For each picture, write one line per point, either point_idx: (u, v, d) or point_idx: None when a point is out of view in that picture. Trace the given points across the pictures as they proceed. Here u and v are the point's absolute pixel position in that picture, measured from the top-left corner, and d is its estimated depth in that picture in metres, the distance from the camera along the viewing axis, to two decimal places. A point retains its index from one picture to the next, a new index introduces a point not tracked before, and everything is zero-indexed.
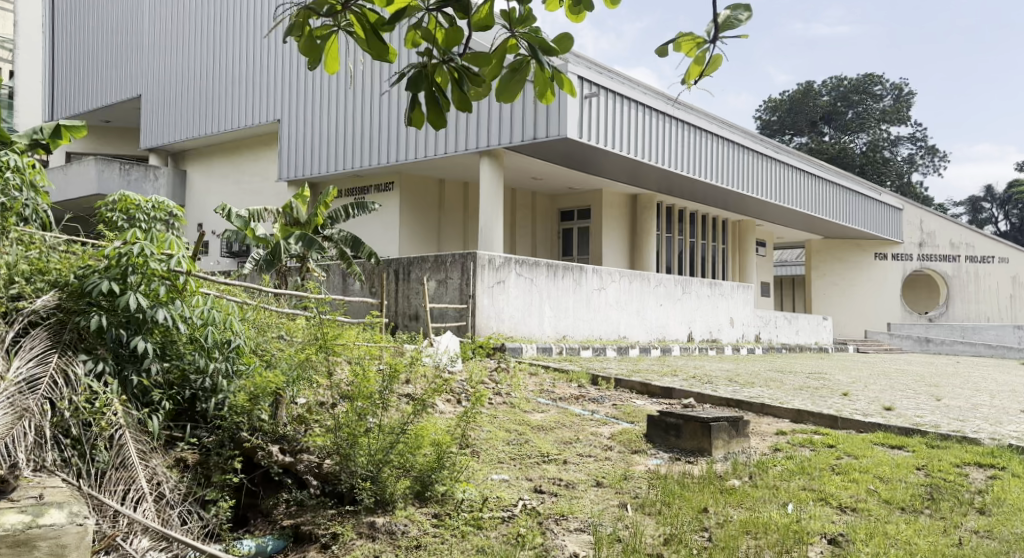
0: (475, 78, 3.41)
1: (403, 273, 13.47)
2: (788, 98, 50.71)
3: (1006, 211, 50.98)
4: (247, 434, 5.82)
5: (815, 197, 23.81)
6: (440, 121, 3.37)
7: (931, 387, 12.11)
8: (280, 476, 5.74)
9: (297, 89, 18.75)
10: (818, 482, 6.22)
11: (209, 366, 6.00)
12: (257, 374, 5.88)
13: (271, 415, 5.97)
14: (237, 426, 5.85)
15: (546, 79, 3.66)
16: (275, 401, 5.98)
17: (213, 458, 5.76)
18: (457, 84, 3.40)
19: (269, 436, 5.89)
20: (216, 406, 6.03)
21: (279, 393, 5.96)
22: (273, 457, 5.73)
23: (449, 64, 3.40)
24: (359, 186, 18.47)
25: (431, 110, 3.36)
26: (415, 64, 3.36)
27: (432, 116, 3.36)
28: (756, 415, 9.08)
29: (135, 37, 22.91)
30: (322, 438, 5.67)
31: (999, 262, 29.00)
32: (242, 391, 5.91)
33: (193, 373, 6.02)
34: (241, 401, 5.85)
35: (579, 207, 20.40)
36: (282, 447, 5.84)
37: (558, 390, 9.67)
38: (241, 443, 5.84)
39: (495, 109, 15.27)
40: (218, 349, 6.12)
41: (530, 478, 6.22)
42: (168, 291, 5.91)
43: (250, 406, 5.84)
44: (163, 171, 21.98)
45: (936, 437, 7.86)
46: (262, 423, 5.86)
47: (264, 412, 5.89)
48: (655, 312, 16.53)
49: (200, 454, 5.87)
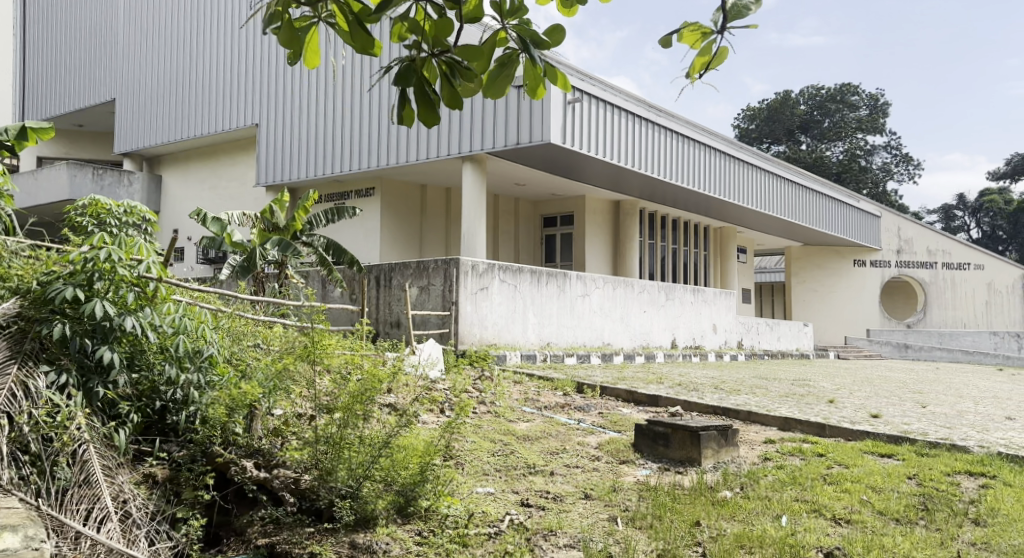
0: (466, 72, 3.24)
1: (384, 279, 13.25)
2: (766, 106, 51.06)
3: (978, 219, 51.60)
4: (219, 449, 5.65)
5: (795, 204, 23.86)
6: (433, 118, 3.17)
7: (914, 394, 12.06)
8: (254, 493, 5.56)
9: (275, 92, 18.49)
10: (811, 493, 6.08)
11: (181, 378, 5.73)
12: (232, 386, 5.64)
13: (246, 429, 5.83)
14: (208, 440, 5.68)
15: (537, 73, 3.48)
16: (250, 413, 5.84)
17: (182, 475, 5.57)
18: (447, 78, 3.24)
19: (243, 450, 5.75)
20: (187, 419, 5.83)
21: (256, 403, 5.80)
22: (247, 472, 5.56)
23: (439, 58, 3.24)
24: (339, 192, 18.25)
25: (422, 108, 3.16)
26: (402, 57, 3.21)
27: (425, 114, 3.16)
28: (743, 423, 8.96)
29: (109, 39, 22.54)
30: (300, 452, 5.45)
31: (975, 268, 29.24)
32: (216, 403, 5.69)
33: (163, 385, 5.77)
34: (216, 415, 5.67)
35: (562, 213, 20.28)
36: (257, 463, 5.68)
37: (544, 398, 9.50)
38: (212, 458, 5.67)
39: (477, 114, 15.12)
40: (190, 359, 5.83)
41: (517, 491, 6.05)
42: (137, 298, 5.68)
43: (225, 419, 5.65)
44: (138, 176, 21.54)
45: (925, 446, 7.76)
46: (236, 437, 5.71)
47: (239, 425, 5.72)
48: (639, 319, 16.42)
49: (170, 470, 5.64)
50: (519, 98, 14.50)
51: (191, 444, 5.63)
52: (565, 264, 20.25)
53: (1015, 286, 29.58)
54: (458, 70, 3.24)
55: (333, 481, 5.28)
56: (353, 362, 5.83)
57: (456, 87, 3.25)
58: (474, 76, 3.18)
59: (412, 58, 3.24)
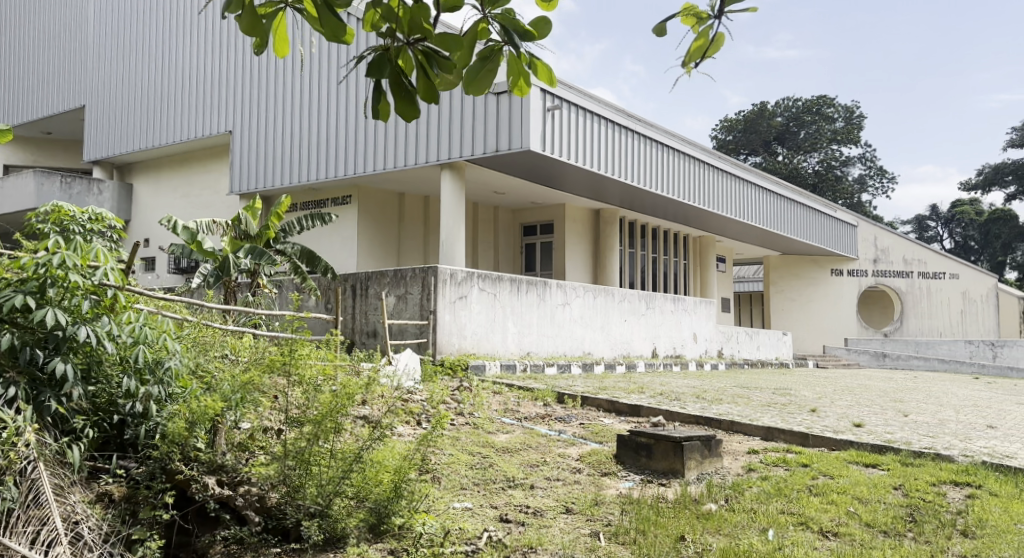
0: (445, 62, 3.07)
1: (360, 288, 13.01)
2: (743, 118, 51.35)
3: (951, 230, 52.31)
4: (179, 465, 5.31)
5: (773, 213, 23.91)
6: (409, 110, 3.02)
7: (895, 403, 11.99)
8: (216, 511, 5.26)
9: (250, 99, 18.23)
10: (798, 505, 5.93)
11: (140, 390, 5.48)
12: (193, 399, 5.36)
13: (209, 443, 5.52)
14: (169, 456, 5.32)
15: (520, 65, 3.36)
16: (212, 426, 5.52)
17: (141, 493, 5.25)
18: (424, 68, 3.06)
19: (206, 466, 5.38)
20: (147, 434, 5.57)
21: (219, 412, 5.48)
22: (209, 490, 5.24)
23: (415, 46, 3.07)
24: (315, 200, 18.00)
25: (399, 101, 3.00)
26: (375, 47, 3.04)
27: (401, 106, 3.00)
28: (726, 433, 8.82)
29: (79, 45, 22.20)
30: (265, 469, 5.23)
31: (950, 278, 29.53)
32: (176, 417, 5.42)
33: (121, 398, 5.53)
34: (175, 429, 5.28)
35: (542, 222, 20.15)
36: (220, 479, 5.37)
37: (524, 409, 9.30)
38: (172, 474, 5.34)
39: (455, 122, 14.95)
40: (150, 371, 5.60)
41: (496, 506, 5.85)
42: (95, 307, 5.47)
43: (187, 433, 5.31)
44: (107, 184, 21.16)
45: (909, 455, 7.64)
46: (198, 453, 5.37)
47: (201, 440, 5.41)
48: (619, 328, 16.29)
49: (127, 487, 5.34)
50: (498, 104, 14.36)
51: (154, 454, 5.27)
52: (544, 273, 20.09)
53: (989, 294, 29.82)
54: (435, 60, 3.06)
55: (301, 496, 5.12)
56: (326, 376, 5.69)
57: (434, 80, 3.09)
58: (452, 66, 3.03)
59: (386, 48, 3.06)
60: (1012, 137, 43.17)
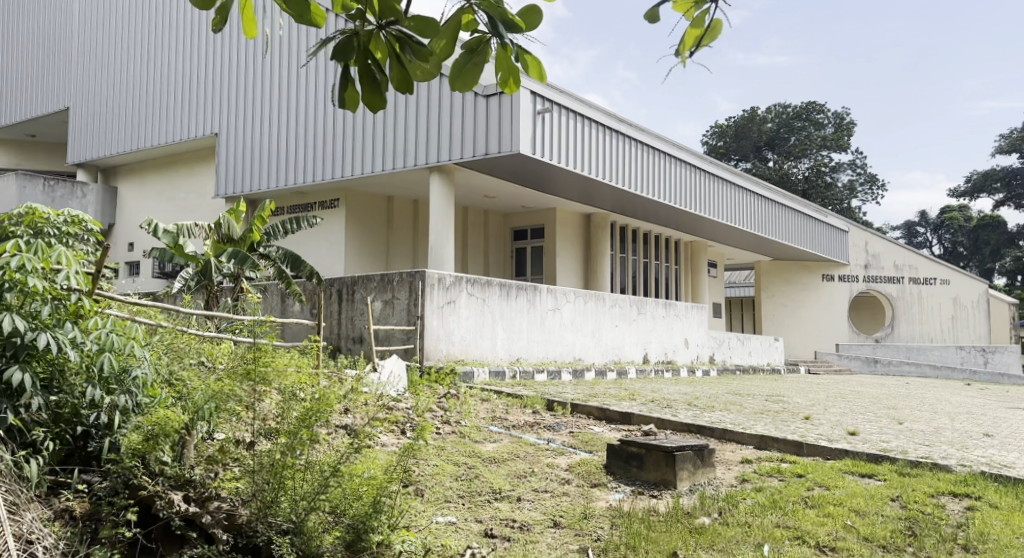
0: (418, 48, 2.94)
1: (346, 293, 12.77)
2: (733, 123, 51.35)
3: (940, 236, 52.45)
4: (143, 481, 5.09)
5: (764, 218, 23.79)
6: (378, 101, 2.98)
7: (889, 410, 11.83)
8: (182, 529, 4.96)
9: (236, 101, 17.99)
10: (792, 518, 5.74)
11: (105, 401, 5.28)
12: (158, 411, 5.17)
13: (176, 458, 5.33)
14: (132, 470, 5.11)
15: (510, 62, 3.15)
16: (179, 439, 5.35)
17: (101, 509, 5.02)
18: (397, 55, 2.96)
19: (172, 482, 5.19)
20: (110, 447, 5.36)
21: (186, 422, 5.34)
22: (174, 507, 5.00)
23: (387, 31, 2.96)
24: (302, 203, 17.76)
25: (367, 89, 2.96)
26: (345, 30, 2.94)
27: (370, 96, 2.96)
28: (719, 442, 8.63)
29: (63, 46, 21.95)
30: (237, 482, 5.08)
31: (941, 283, 29.52)
32: (140, 430, 5.19)
33: (85, 408, 5.32)
34: (138, 444, 5.11)
35: (532, 226, 19.96)
36: (187, 495, 5.15)
37: (512, 417, 9.09)
38: (134, 490, 5.14)
39: (444, 125, 14.76)
40: (117, 381, 5.40)
41: (481, 520, 5.69)
42: (58, 313, 5.24)
43: (148, 448, 5.11)
44: (91, 188, 20.88)
45: (906, 465, 7.47)
46: (164, 467, 5.15)
47: (167, 453, 5.16)
48: (610, 333, 16.09)
49: (90, 504, 5.15)
50: (488, 106, 14.16)
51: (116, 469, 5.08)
52: (535, 278, 19.91)
53: (979, 300, 29.84)
54: (409, 46, 2.94)
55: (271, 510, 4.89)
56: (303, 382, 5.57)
57: (407, 67, 3.01)
58: (425, 53, 2.90)
59: (356, 30, 2.95)
60: (1001, 143, 43.27)
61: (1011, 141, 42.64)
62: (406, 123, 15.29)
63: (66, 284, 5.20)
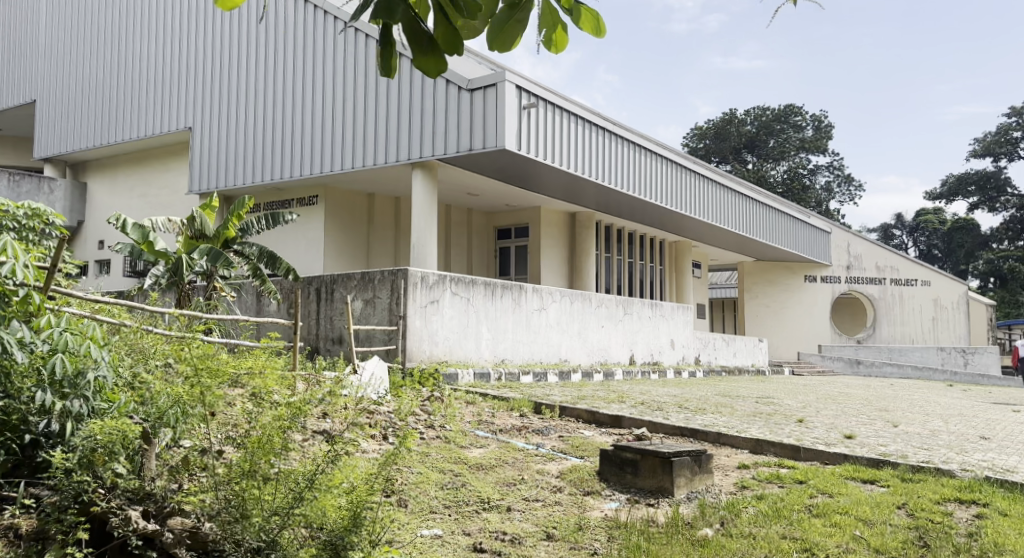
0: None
1: (325, 292, 12.38)
2: (713, 125, 51.29)
3: (915, 239, 52.67)
4: (95, 496, 4.65)
5: (747, 218, 23.60)
6: (428, 62, 3.00)
7: (880, 412, 11.57)
8: (140, 549, 4.64)
9: (211, 93, 17.51)
10: (799, 529, 5.43)
11: (56, 407, 4.96)
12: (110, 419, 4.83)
13: (136, 468, 4.99)
14: (82, 486, 4.64)
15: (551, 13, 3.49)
16: (138, 448, 4.97)
17: (49, 526, 4.54)
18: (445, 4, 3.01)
19: (131, 497, 4.83)
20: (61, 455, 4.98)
21: (144, 429, 5.06)
22: (131, 524, 4.62)
23: None
24: (280, 200, 17.29)
25: (417, 51, 2.98)
26: None
27: (421, 55, 2.98)
28: (713, 446, 8.32)
29: (31, 37, 21.36)
30: (204, 496, 4.75)
31: (922, 285, 29.49)
32: (91, 439, 4.80)
33: (33, 416, 4.99)
34: (88, 454, 4.76)
35: (516, 225, 19.64)
36: (145, 510, 4.78)
37: (499, 421, 8.72)
38: (87, 506, 4.73)
39: (428, 119, 14.39)
40: (71, 386, 5.08)
41: (469, 533, 5.39)
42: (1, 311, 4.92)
43: (101, 462, 4.77)
44: (59, 183, 20.26)
45: (909, 470, 7.19)
46: (122, 481, 4.77)
47: (123, 466, 4.81)
48: (596, 334, 15.78)
49: (38, 521, 4.77)
50: (473, 101, 13.82)
51: (63, 484, 4.60)
52: (519, 277, 19.59)
53: (960, 301, 29.86)
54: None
55: (238, 528, 4.57)
56: (266, 388, 5.40)
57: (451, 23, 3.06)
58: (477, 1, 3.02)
59: None
60: (975, 145, 43.55)
61: (985, 145, 42.84)
62: (388, 118, 14.86)
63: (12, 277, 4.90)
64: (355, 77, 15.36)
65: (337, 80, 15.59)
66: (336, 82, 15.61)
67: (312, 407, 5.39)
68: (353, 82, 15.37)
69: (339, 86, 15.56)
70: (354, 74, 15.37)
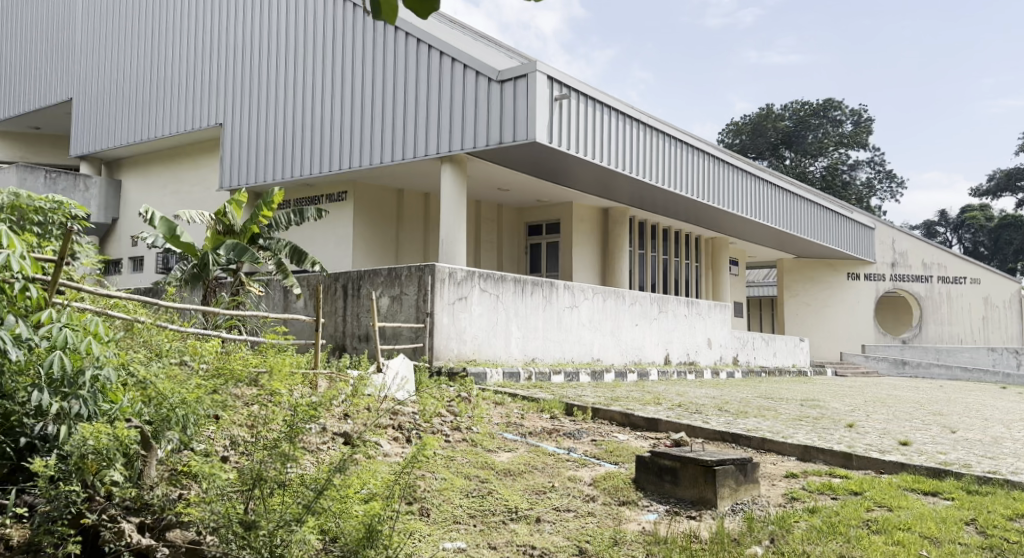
0: None
1: (352, 288, 12.05)
2: (750, 121, 50.38)
3: (960, 235, 51.19)
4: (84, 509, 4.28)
5: (788, 214, 22.87)
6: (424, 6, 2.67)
7: (935, 417, 10.92)
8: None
9: (242, 88, 17.31)
10: (859, 547, 4.93)
11: (51, 408, 4.55)
12: (105, 424, 4.42)
13: (135, 474, 4.63)
14: (72, 496, 4.26)
15: None
16: (137, 455, 4.63)
17: (38, 538, 4.18)
18: None
19: (126, 507, 4.52)
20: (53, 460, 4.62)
21: (144, 433, 4.69)
22: (125, 538, 4.31)
23: None
24: (309, 196, 17.03)
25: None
26: None
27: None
28: (757, 452, 7.80)
29: (67, 36, 21.42)
30: (200, 507, 4.29)
31: (971, 283, 28.41)
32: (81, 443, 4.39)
33: (28, 417, 4.63)
34: (79, 461, 4.38)
35: (548, 221, 19.18)
36: (142, 522, 4.48)
37: (528, 423, 8.28)
38: (77, 517, 4.38)
39: (458, 111, 13.96)
40: (68, 386, 4.66)
41: (495, 547, 4.97)
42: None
43: (95, 470, 4.39)
44: (95, 180, 20.25)
45: (974, 481, 6.62)
46: (117, 489, 4.42)
47: (118, 474, 4.43)
48: (630, 333, 15.27)
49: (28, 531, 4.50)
50: (503, 93, 13.39)
51: (52, 494, 4.22)
52: (551, 274, 19.11)
53: (1011, 300, 28.73)
54: None
55: (235, 544, 4.13)
56: (274, 395, 5.07)
57: None
58: None
59: None
60: None
61: None
62: (418, 110, 14.49)
63: (11, 270, 4.49)
64: (384, 70, 15.01)
65: (366, 73, 15.27)
66: (366, 76, 15.27)
67: (327, 409, 5.08)
68: (383, 74, 15.02)
69: (369, 80, 15.22)
70: (384, 66, 15.01)
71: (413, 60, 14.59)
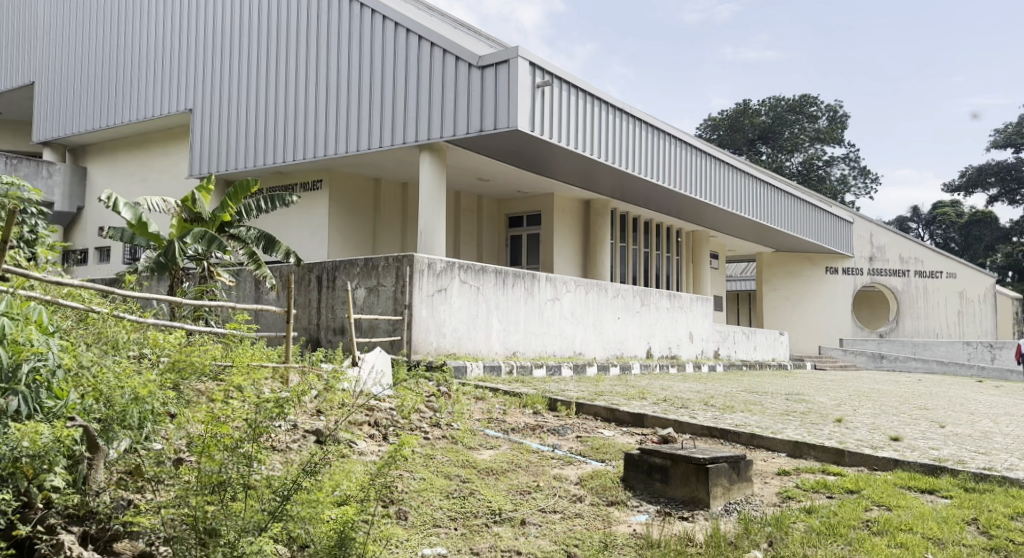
0: None
1: (326, 279, 11.68)
2: (727, 116, 50.40)
3: (932, 231, 51.40)
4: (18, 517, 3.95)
5: (768, 206, 22.75)
6: None
7: (920, 411, 10.71)
8: None
9: (213, 71, 16.81)
10: (862, 551, 4.68)
11: None
12: (43, 425, 4.09)
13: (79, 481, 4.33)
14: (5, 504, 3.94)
15: None
16: (82, 458, 4.35)
17: None
18: None
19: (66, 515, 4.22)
20: None
21: (87, 432, 4.39)
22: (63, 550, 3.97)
23: None
24: (283, 185, 16.60)
25: None
26: None
27: None
28: (747, 448, 7.54)
29: (30, 17, 20.74)
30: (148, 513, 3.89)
31: (947, 277, 28.48)
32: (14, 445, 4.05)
33: None
34: (13, 465, 4.05)
35: (529, 213, 18.90)
36: (85, 533, 4.20)
37: (510, 419, 7.96)
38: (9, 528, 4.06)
39: (437, 97, 13.60)
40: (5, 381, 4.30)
41: (477, 553, 4.66)
42: None
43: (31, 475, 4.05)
44: (59, 167, 19.62)
45: (970, 478, 6.40)
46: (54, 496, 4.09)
47: (57, 479, 4.12)
48: (612, 327, 15.01)
49: None
50: (484, 80, 13.05)
51: None
52: (531, 266, 18.80)
53: (986, 294, 28.83)
54: None
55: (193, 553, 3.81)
56: (237, 389, 4.72)
57: None
58: None
59: None
60: (996, 136, 42.37)
61: (1005, 136, 41.49)
62: (395, 94, 14.11)
63: None
64: (359, 54, 14.62)
65: (342, 56, 14.85)
66: (341, 59, 14.85)
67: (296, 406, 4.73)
68: (359, 59, 14.62)
69: (345, 64, 14.80)
70: (361, 50, 14.60)
71: (391, 45, 14.18)
